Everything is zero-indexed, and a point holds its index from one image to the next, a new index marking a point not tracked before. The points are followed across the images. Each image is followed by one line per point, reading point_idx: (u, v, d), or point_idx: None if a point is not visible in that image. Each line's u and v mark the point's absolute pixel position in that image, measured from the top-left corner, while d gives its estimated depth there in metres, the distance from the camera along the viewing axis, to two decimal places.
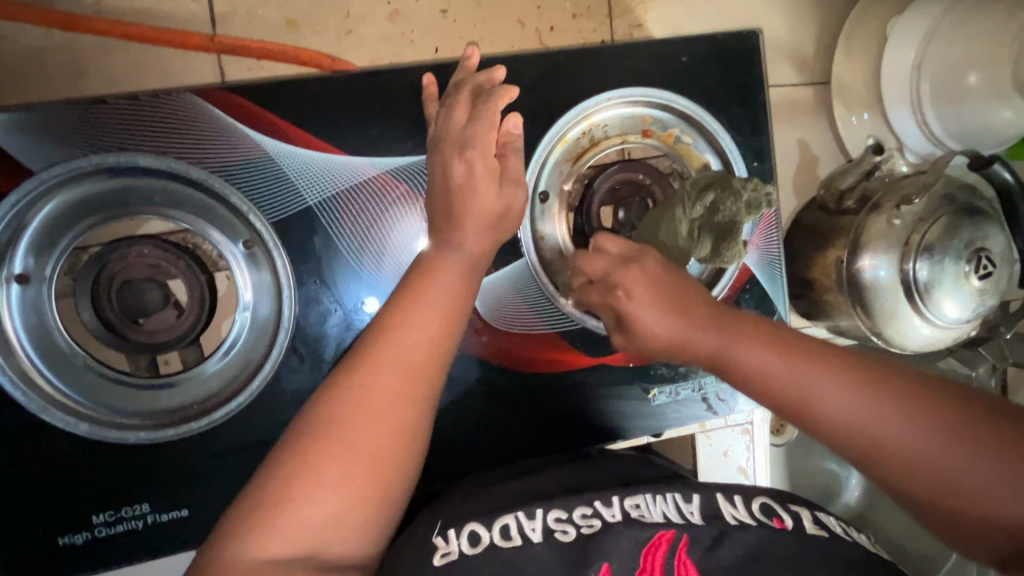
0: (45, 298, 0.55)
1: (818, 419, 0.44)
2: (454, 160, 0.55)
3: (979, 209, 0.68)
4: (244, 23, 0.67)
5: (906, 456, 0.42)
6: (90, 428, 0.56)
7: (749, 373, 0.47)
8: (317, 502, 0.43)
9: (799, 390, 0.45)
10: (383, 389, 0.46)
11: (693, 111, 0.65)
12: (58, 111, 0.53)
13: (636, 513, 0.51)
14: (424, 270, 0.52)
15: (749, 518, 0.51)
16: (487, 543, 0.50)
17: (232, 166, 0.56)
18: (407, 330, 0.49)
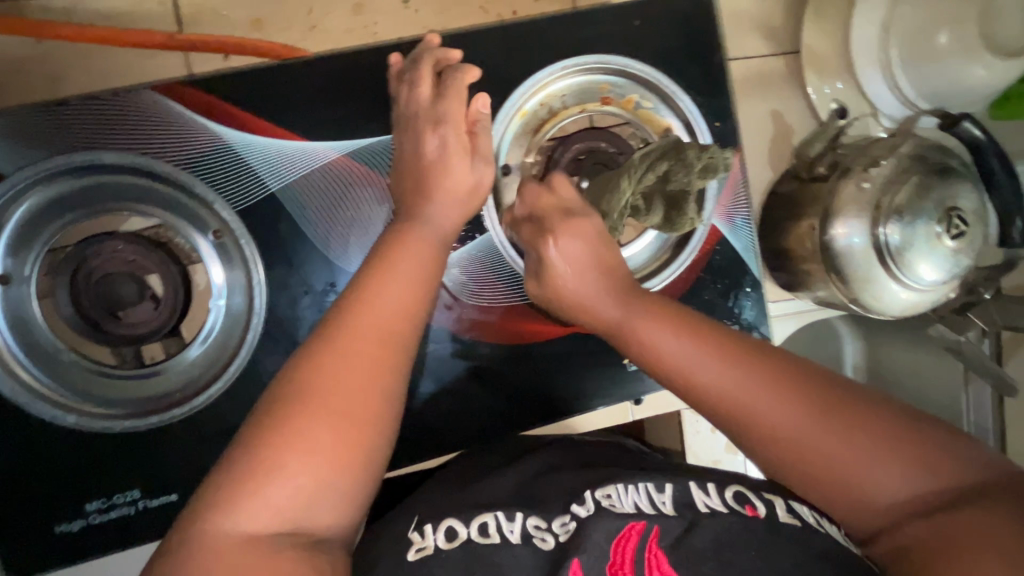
0: (28, 296, 0.57)
1: (736, 408, 0.47)
2: (429, 134, 0.57)
3: (951, 168, 0.67)
4: (211, 23, 0.69)
5: (817, 454, 0.45)
6: (79, 419, 0.58)
7: (681, 372, 0.50)
8: (298, 470, 0.43)
9: (719, 393, 0.48)
10: (346, 363, 0.47)
11: (649, 76, 0.69)
12: (29, 116, 0.56)
13: (607, 503, 0.52)
14: (389, 248, 0.54)
15: (721, 506, 0.50)
16: (464, 538, 0.52)
17: (197, 156, 0.59)
18: (373, 308, 0.50)
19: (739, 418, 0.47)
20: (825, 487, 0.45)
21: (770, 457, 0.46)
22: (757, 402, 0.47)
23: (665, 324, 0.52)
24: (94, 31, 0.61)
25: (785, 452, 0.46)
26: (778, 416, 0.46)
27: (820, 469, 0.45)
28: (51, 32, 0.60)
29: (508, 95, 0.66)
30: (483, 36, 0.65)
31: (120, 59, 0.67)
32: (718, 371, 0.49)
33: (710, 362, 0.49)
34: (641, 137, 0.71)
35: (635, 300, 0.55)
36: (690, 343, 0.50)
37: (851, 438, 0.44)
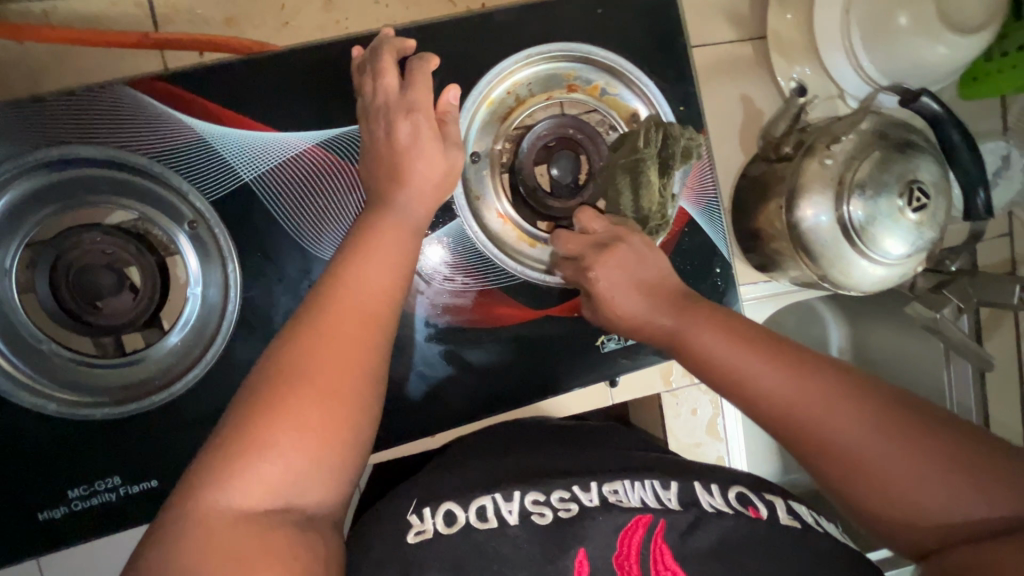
0: (8, 288, 0.58)
1: (800, 420, 0.48)
2: (400, 121, 0.58)
3: (911, 143, 0.69)
4: (186, 22, 0.71)
5: (865, 464, 0.46)
6: (59, 407, 0.59)
7: (733, 374, 0.52)
8: (289, 446, 0.44)
9: (772, 394, 0.50)
10: (316, 343, 0.48)
11: (613, 61, 0.71)
12: (5, 112, 0.57)
13: (613, 498, 0.54)
14: (358, 234, 0.55)
15: (725, 507, 0.53)
16: (463, 523, 0.52)
17: (171, 149, 0.61)
18: (348, 289, 0.51)
19: (804, 429, 0.48)
20: (875, 496, 0.46)
21: (829, 468, 0.48)
22: (821, 412, 0.48)
23: (726, 338, 0.54)
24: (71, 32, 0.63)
25: (846, 463, 0.47)
26: (844, 429, 0.47)
27: (882, 485, 0.46)
28: (29, 34, 0.63)
29: (474, 83, 0.68)
30: (449, 27, 0.67)
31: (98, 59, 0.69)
32: (774, 374, 0.50)
33: (767, 365, 0.51)
34: (606, 123, 0.73)
35: (689, 313, 0.57)
36: (753, 357, 0.52)
37: (916, 453, 0.45)
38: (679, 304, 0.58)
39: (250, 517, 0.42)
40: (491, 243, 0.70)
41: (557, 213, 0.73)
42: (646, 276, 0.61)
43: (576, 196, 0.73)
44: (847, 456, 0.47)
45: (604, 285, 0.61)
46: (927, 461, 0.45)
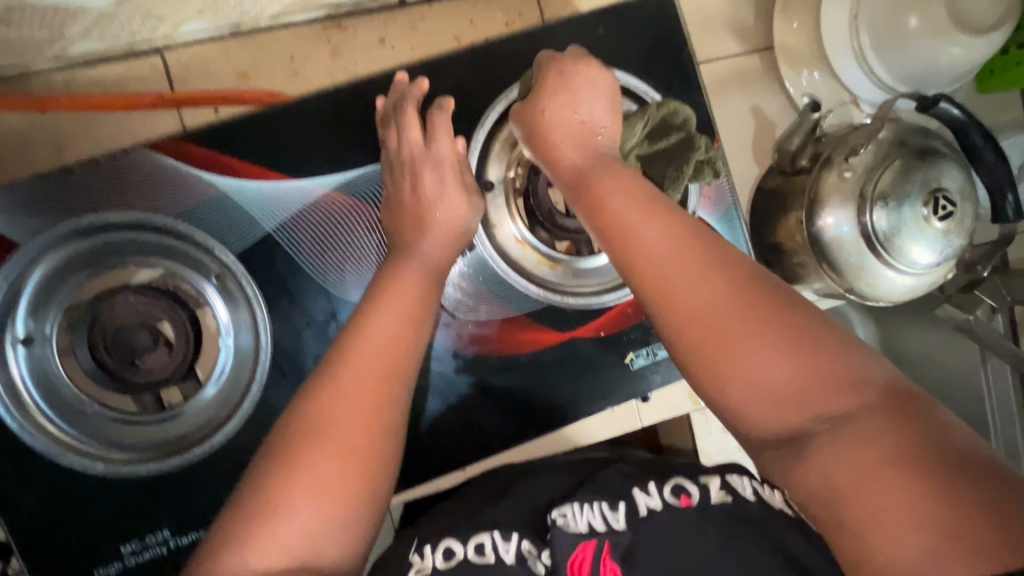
0: (49, 355, 0.60)
1: (672, 284, 0.45)
2: (426, 171, 0.62)
3: (931, 150, 0.67)
4: (199, 78, 0.72)
5: (739, 341, 0.43)
6: (106, 466, 0.61)
7: (621, 233, 0.47)
8: (308, 508, 0.45)
9: (655, 252, 0.46)
10: (345, 401, 0.49)
11: (619, 79, 0.71)
12: (35, 187, 0.60)
13: (560, 522, 0.55)
14: (387, 282, 0.57)
15: (659, 505, 0.55)
16: (461, 558, 0.54)
17: (193, 207, 0.63)
18: (371, 342, 0.53)
19: (677, 306, 0.44)
20: (743, 385, 0.43)
21: (694, 346, 0.44)
22: (683, 283, 0.44)
23: (616, 198, 0.49)
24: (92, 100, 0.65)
25: (706, 336, 0.43)
26: (707, 301, 0.44)
27: (740, 365, 0.43)
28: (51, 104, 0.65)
29: (482, 117, 0.69)
30: (457, 65, 0.68)
31: (119, 122, 0.71)
32: (659, 235, 0.46)
33: (653, 227, 0.47)
34: None
35: (598, 164, 0.52)
36: (647, 219, 0.47)
37: (757, 332, 0.42)
38: (596, 154, 0.54)
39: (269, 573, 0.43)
40: (512, 270, 0.70)
41: (573, 230, 0.72)
42: (610, 96, 0.58)
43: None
44: (716, 338, 0.43)
45: (553, 100, 0.57)
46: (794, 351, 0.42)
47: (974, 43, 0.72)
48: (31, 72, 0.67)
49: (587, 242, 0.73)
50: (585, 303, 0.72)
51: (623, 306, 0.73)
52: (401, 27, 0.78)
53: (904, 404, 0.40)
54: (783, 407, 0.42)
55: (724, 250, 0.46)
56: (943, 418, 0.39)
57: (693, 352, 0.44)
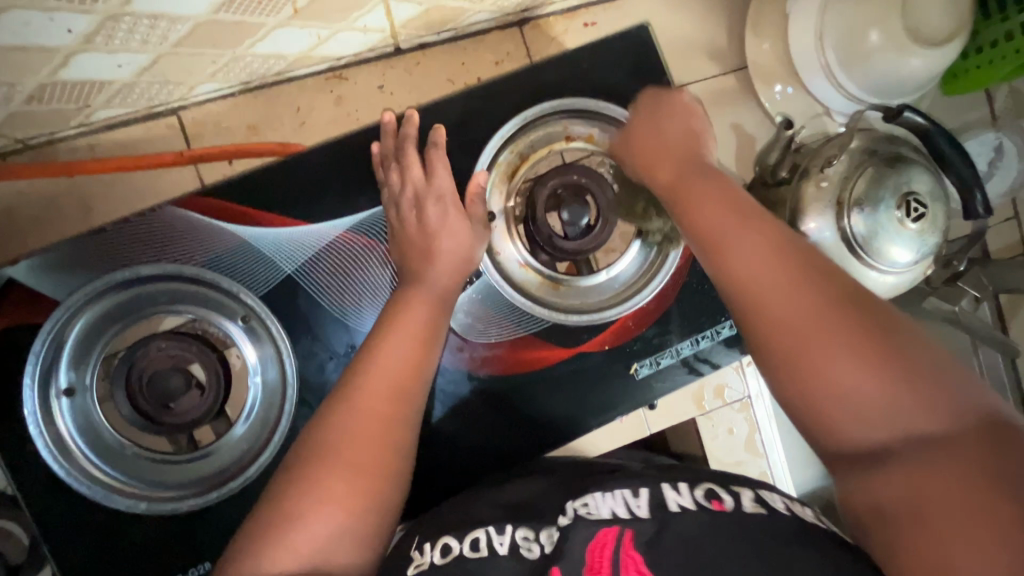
0: (90, 403, 0.64)
1: (767, 288, 0.50)
2: (431, 205, 0.68)
3: (900, 157, 0.72)
4: (214, 134, 0.79)
5: (829, 349, 0.46)
6: (147, 506, 0.64)
7: (715, 238, 0.54)
8: (320, 519, 0.49)
9: (741, 261, 0.52)
10: (364, 425, 0.55)
11: (602, 108, 0.76)
12: (74, 248, 0.65)
13: (584, 511, 0.55)
14: (400, 312, 0.63)
15: (691, 503, 0.52)
16: (457, 554, 0.55)
17: (218, 256, 0.68)
18: (388, 371, 0.58)
19: (767, 312, 0.50)
20: (830, 394, 0.46)
21: (784, 351, 0.49)
22: (772, 289, 0.50)
23: (716, 199, 0.56)
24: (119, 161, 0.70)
25: (797, 339, 0.48)
26: (800, 306, 0.48)
27: (829, 368, 0.46)
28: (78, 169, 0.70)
29: (480, 154, 0.74)
30: (455, 109, 0.74)
31: (143, 181, 0.77)
32: (748, 246, 0.52)
33: (745, 238, 0.53)
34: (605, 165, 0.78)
35: (698, 182, 0.59)
36: (739, 230, 0.53)
37: (848, 340, 0.46)
38: (691, 172, 0.60)
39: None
40: (518, 293, 0.75)
41: (570, 253, 0.74)
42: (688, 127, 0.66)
43: (588, 234, 0.74)
44: (803, 340, 0.48)
45: (652, 132, 0.66)
46: (879, 367, 0.45)
47: (933, 54, 0.77)
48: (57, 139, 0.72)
49: (587, 263, 0.78)
50: (588, 320, 0.75)
51: (625, 318, 0.76)
52: (399, 74, 0.84)
53: (991, 433, 0.42)
54: (868, 413, 0.45)
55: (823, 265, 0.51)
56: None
57: (783, 356, 0.49)
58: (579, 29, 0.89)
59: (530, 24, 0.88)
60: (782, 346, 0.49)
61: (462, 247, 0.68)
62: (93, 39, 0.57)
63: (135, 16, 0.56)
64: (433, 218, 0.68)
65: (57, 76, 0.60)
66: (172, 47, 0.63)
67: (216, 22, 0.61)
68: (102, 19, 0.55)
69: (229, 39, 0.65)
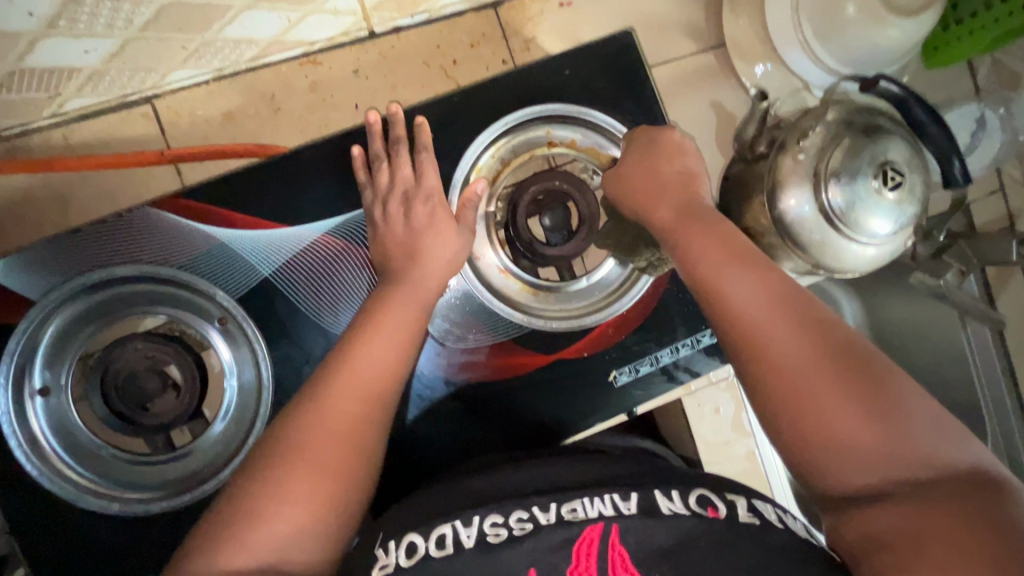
0: (66, 403, 0.64)
1: (768, 342, 0.50)
2: (419, 206, 0.68)
3: (877, 126, 0.71)
4: (189, 123, 0.77)
5: (822, 395, 0.47)
6: (123, 506, 0.64)
7: (712, 278, 0.54)
8: (281, 518, 0.49)
9: (740, 304, 0.52)
10: (338, 419, 0.54)
11: (586, 117, 0.75)
12: (46, 248, 0.64)
13: (570, 515, 0.52)
14: (375, 310, 0.61)
15: (683, 510, 0.52)
16: (423, 553, 0.51)
17: (194, 257, 0.67)
18: (360, 370, 0.57)
19: (763, 355, 0.50)
20: (823, 438, 0.47)
21: (778, 395, 0.49)
22: (769, 331, 0.50)
23: (715, 245, 0.55)
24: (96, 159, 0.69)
25: (796, 394, 0.48)
26: (800, 360, 0.48)
27: (827, 422, 0.47)
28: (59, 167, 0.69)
29: (462, 156, 0.73)
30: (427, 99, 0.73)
31: (122, 178, 0.76)
32: (746, 289, 0.52)
33: (743, 278, 0.53)
34: (590, 175, 0.76)
35: (693, 219, 0.58)
36: (735, 270, 0.53)
37: (846, 395, 0.47)
38: (687, 206, 0.60)
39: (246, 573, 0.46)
40: (497, 301, 0.73)
41: (552, 258, 0.73)
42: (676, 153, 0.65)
43: (570, 240, 0.73)
44: (796, 384, 0.48)
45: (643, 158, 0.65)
46: (870, 414, 0.46)
47: (910, 23, 0.75)
48: (32, 129, 0.72)
49: (569, 267, 0.76)
50: (568, 325, 0.74)
51: (605, 325, 0.74)
52: (373, 59, 0.82)
53: (971, 485, 0.43)
54: (863, 465, 0.46)
55: (823, 315, 0.50)
56: (1017, 509, 0.42)
57: (777, 399, 0.49)
58: (556, 10, 0.87)
59: (506, 5, 0.86)
60: (777, 388, 0.49)
61: (444, 253, 0.67)
62: (56, 22, 0.64)
63: None
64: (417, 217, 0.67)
65: (24, 62, 0.66)
66: None
67: None
68: None
69: None
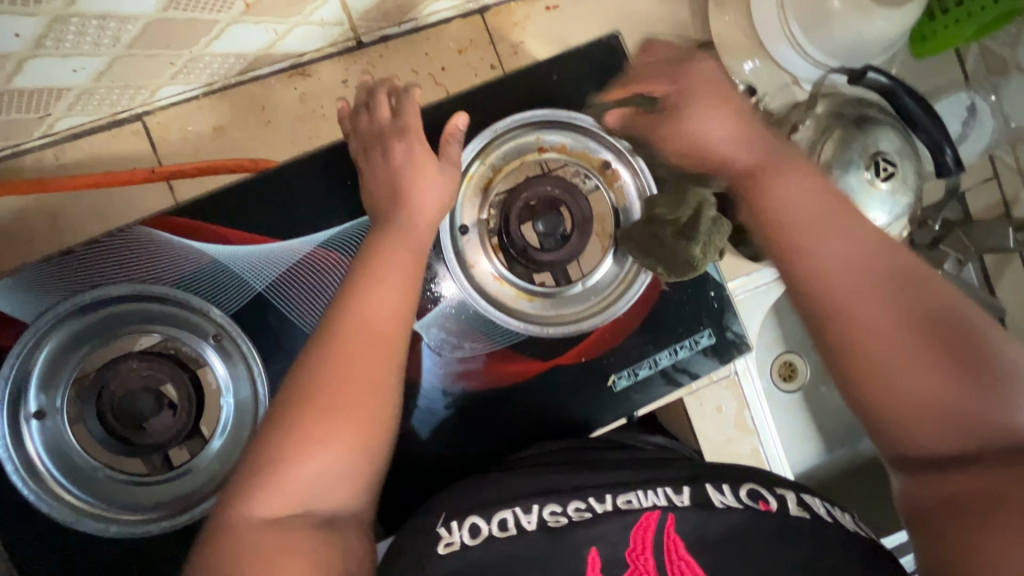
0: (61, 425, 0.63)
1: (846, 311, 0.50)
2: (395, 143, 0.65)
3: (867, 117, 0.71)
4: (179, 138, 0.77)
5: (894, 353, 0.49)
6: (120, 528, 0.63)
7: (795, 239, 0.52)
8: (310, 470, 0.48)
9: (819, 270, 0.51)
10: (353, 374, 0.52)
11: (576, 120, 0.74)
12: (39, 270, 0.64)
13: (626, 503, 0.54)
14: (368, 258, 0.60)
15: (736, 503, 0.52)
16: (486, 534, 0.53)
17: (187, 275, 0.67)
18: (362, 335, 0.54)
19: (839, 317, 0.50)
20: (898, 395, 0.48)
21: (848, 358, 0.50)
22: (847, 292, 0.50)
23: (786, 209, 0.53)
24: (87, 178, 0.68)
25: (869, 360, 0.49)
26: (878, 332, 0.49)
27: (896, 382, 0.48)
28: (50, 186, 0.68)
29: None
30: None
31: (118, 197, 0.76)
32: (814, 252, 0.51)
33: (808, 243, 0.52)
34: (585, 181, 0.76)
35: (792, 158, 0.55)
36: (812, 234, 0.52)
37: (921, 362, 0.48)
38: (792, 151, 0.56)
39: (274, 534, 0.45)
40: (492, 307, 0.72)
41: (547, 264, 0.73)
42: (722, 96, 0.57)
43: (564, 245, 0.73)
44: (868, 344, 0.49)
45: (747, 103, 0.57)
46: (940, 364, 0.47)
47: (894, 13, 0.75)
48: (24, 149, 0.72)
49: (565, 272, 0.75)
50: (565, 330, 0.73)
51: (602, 330, 0.74)
52: (362, 69, 0.82)
53: None
54: (933, 425, 0.47)
55: (902, 281, 0.50)
56: None
57: (853, 362, 0.50)
58: (542, 13, 0.87)
59: (492, 10, 0.86)
60: (851, 350, 0.50)
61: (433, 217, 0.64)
62: (43, 42, 0.59)
63: (82, 17, 0.58)
64: (397, 218, 0.62)
65: (12, 84, 0.62)
66: (126, 49, 0.64)
67: (168, 20, 0.63)
68: (49, 23, 0.57)
69: (184, 38, 0.66)
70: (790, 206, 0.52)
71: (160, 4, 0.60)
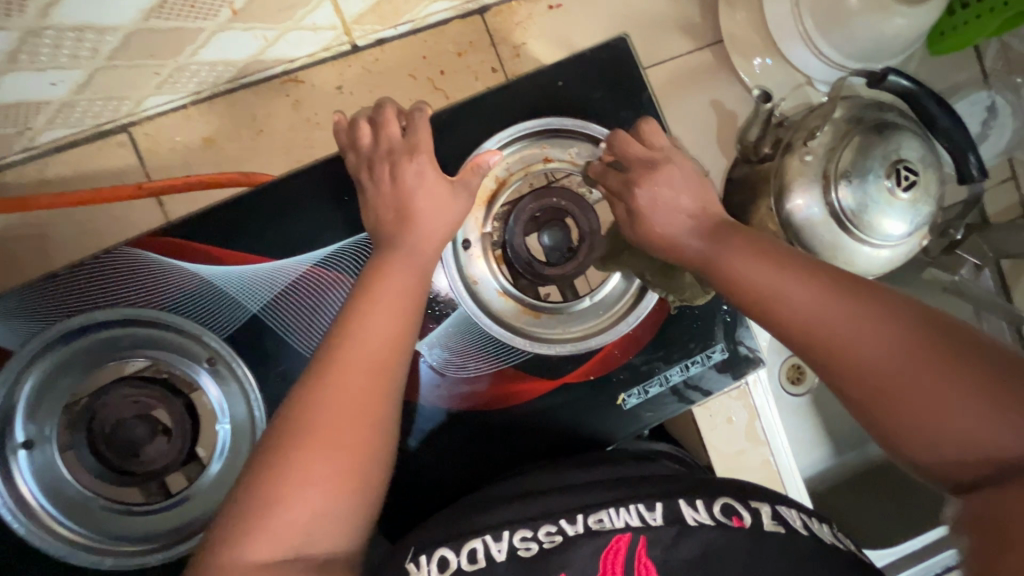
0: (53, 456, 0.60)
1: (828, 329, 0.48)
2: (407, 162, 0.63)
3: (887, 123, 0.68)
4: (168, 151, 0.73)
5: (902, 385, 0.44)
6: (115, 561, 0.61)
7: (768, 292, 0.52)
8: (297, 505, 0.46)
9: (800, 314, 0.50)
10: (339, 405, 0.50)
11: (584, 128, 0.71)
12: (22, 295, 0.61)
13: (597, 525, 0.50)
14: (367, 290, 0.57)
15: (708, 520, 0.49)
16: (456, 569, 0.49)
17: (178, 297, 0.64)
18: (355, 364, 0.52)
19: (835, 359, 0.47)
20: (917, 430, 0.43)
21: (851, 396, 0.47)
22: (835, 332, 0.48)
23: (757, 264, 0.54)
24: (70, 195, 0.64)
25: (866, 375, 0.45)
26: (880, 351, 0.45)
27: (910, 416, 0.43)
28: (32, 205, 0.64)
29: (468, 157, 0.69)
30: None
31: (106, 213, 0.73)
32: (799, 295, 0.50)
33: (794, 286, 0.51)
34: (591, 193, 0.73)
35: (733, 241, 0.58)
36: (787, 278, 0.52)
37: (937, 390, 0.42)
38: (710, 231, 0.61)
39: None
40: (496, 324, 0.70)
41: (553, 279, 0.72)
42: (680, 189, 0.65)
43: (570, 259, 0.72)
44: (869, 384, 0.45)
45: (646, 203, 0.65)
46: (953, 387, 0.42)
47: (916, 12, 0.71)
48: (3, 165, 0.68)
49: (573, 286, 0.74)
50: (572, 347, 0.71)
51: (610, 346, 0.71)
52: (358, 74, 0.78)
53: None
54: (970, 458, 0.41)
55: (871, 293, 0.48)
56: None
57: (858, 405, 0.46)
58: (545, 13, 0.84)
59: (493, 10, 0.82)
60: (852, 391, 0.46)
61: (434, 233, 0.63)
62: (18, 57, 0.56)
63: (57, 30, 0.56)
64: (400, 240, 0.61)
65: None
66: (106, 61, 0.62)
67: (150, 30, 0.61)
68: (22, 36, 0.54)
69: (167, 48, 0.63)
70: (749, 264, 0.55)
71: (142, 12, 0.58)
